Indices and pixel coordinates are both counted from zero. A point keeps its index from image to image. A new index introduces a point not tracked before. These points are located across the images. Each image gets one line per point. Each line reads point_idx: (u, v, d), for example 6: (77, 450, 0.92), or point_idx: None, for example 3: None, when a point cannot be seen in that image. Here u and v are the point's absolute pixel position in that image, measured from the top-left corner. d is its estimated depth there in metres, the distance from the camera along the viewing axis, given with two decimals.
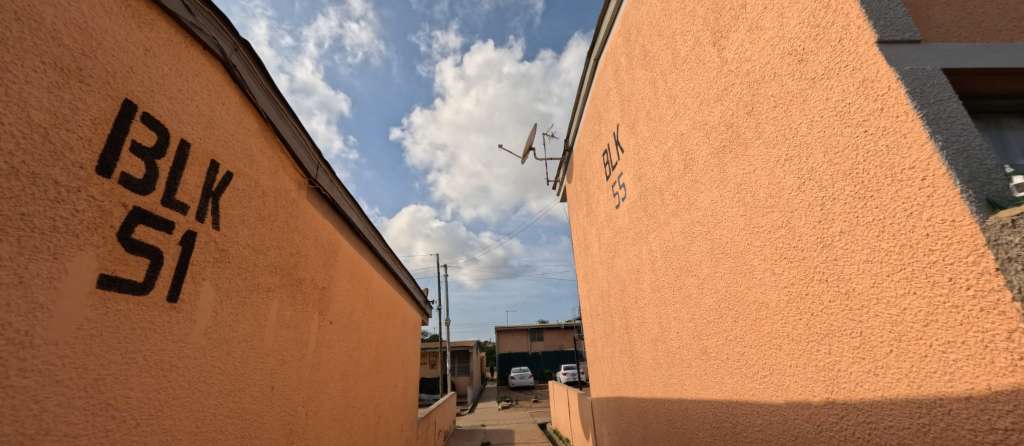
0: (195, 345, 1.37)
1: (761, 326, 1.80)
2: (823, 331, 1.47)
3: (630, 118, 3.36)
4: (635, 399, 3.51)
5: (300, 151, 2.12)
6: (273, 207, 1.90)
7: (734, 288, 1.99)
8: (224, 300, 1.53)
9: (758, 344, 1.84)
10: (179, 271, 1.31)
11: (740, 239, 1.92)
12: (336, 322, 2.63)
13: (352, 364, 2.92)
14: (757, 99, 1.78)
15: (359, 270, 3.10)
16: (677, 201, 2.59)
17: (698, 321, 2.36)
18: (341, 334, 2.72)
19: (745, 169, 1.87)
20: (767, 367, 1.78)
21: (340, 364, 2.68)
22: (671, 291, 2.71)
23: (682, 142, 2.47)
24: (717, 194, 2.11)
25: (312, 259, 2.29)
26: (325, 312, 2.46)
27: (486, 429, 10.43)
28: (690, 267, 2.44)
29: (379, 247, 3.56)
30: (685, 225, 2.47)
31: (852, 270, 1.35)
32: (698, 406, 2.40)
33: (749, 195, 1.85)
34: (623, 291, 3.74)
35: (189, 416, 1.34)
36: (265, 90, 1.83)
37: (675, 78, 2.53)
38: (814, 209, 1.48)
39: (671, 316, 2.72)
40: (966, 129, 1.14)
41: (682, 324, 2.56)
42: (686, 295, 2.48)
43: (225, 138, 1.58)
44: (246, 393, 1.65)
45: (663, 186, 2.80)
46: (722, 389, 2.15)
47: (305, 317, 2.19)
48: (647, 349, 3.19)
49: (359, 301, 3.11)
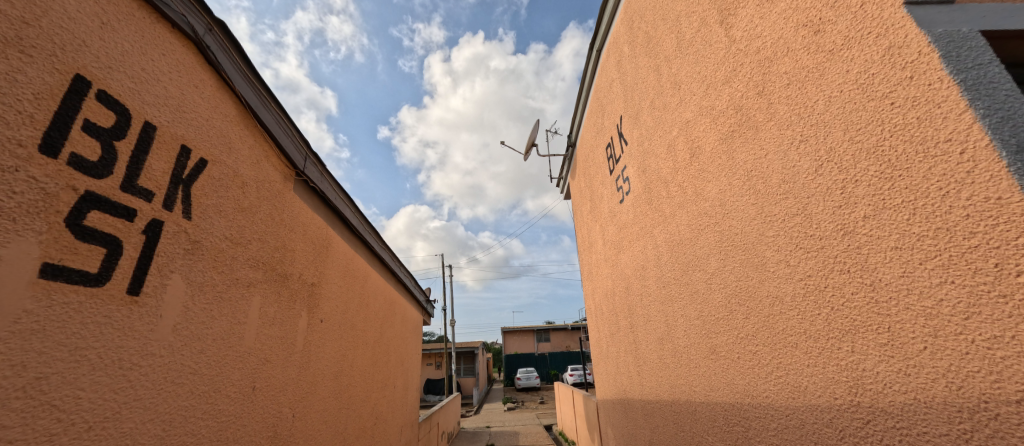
0: (161, 342, 1.28)
1: (775, 322, 1.67)
2: (845, 327, 1.34)
3: (634, 109, 3.25)
4: (641, 401, 3.38)
5: (285, 141, 2.02)
6: (254, 198, 1.79)
7: (746, 282, 1.87)
8: (197, 294, 1.43)
9: (771, 342, 1.71)
10: (142, 262, 1.22)
11: (751, 230, 1.80)
12: (326, 320, 2.52)
13: (345, 363, 2.80)
14: (769, 78, 1.66)
15: (352, 267, 3.00)
16: (683, 192, 2.47)
17: (706, 318, 2.23)
18: (333, 333, 2.61)
19: (757, 153, 1.75)
20: (782, 367, 1.65)
21: (332, 364, 2.57)
22: (677, 288, 2.59)
23: (688, 129, 2.36)
24: (726, 182, 1.99)
25: (299, 254, 2.18)
26: (315, 310, 2.36)
27: (490, 431, 10.30)
28: (697, 261, 2.31)
29: (375, 244, 3.45)
30: (692, 217, 2.35)
31: (878, 258, 1.22)
32: (707, 410, 2.28)
33: (760, 182, 1.73)
34: (628, 289, 3.62)
35: (154, 418, 1.24)
36: (244, 74, 1.73)
37: (680, 63, 2.41)
38: (833, 194, 1.36)
39: (678, 313, 2.60)
40: (1011, 95, 1.01)
41: (690, 321, 2.44)
42: (694, 291, 2.36)
43: (200, 124, 1.49)
44: (223, 394, 1.55)
45: (668, 177, 2.68)
46: (732, 391, 2.03)
47: (292, 315, 2.09)
48: (653, 350, 3.06)
49: (353, 300, 3.00)
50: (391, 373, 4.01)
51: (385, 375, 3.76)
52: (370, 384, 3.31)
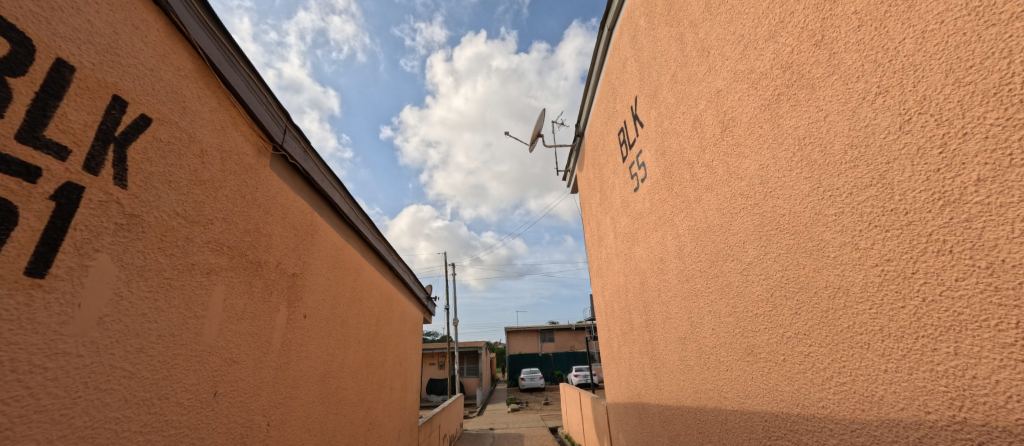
0: (78, 339, 1.03)
1: (838, 318, 1.40)
2: (946, 323, 1.07)
3: (651, 86, 2.97)
4: (658, 406, 3.10)
5: (258, 108, 1.75)
6: (218, 171, 1.53)
7: (795, 272, 1.59)
8: (135, 280, 1.17)
9: (831, 342, 1.43)
10: (46, 235, 0.97)
11: (803, 209, 1.53)
12: (311, 315, 2.25)
13: (334, 364, 2.53)
14: (830, 24, 1.38)
15: (342, 257, 2.73)
16: (711, 172, 2.19)
17: (741, 315, 1.95)
18: (319, 330, 2.34)
19: (812, 117, 1.47)
20: (847, 372, 1.37)
21: (318, 365, 2.31)
22: (703, 282, 2.32)
23: (718, 100, 2.08)
24: (769, 156, 1.71)
25: (277, 239, 1.91)
26: (298, 304, 2.10)
27: (493, 433, 10.03)
28: (730, 250, 2.04)
29: (368, 234, 3.17)
30: (723, 200, 2.07)
31: (1002, 232, 0.96)
32: (741, 420, 2.00)
33: (816, 151, 1.45)
34: (643, 284, 3.34)
35: (68, 434, 1.01)
36: (202, 22, 1.47)
37: (709, 26, 2.13)
38: (928, 154, 1.09)
39: (704, 309, 2.32)
40: None
41: (720, 318, 2.16)
42: (726, 284, 2.08)
43: (142, 73, 1.23)
44: (173, 402, 1.29)
45: (692, 157, 2.40)
46: (774, 399, 1.75)
47: (267, 309, 1.83)
48: (673, 350, 2.79)
49: (343, 294, 2.72)
50: (388, 374, 3.75)
51: (381, 376, 3.49)
52: (364, 386, 3.06)
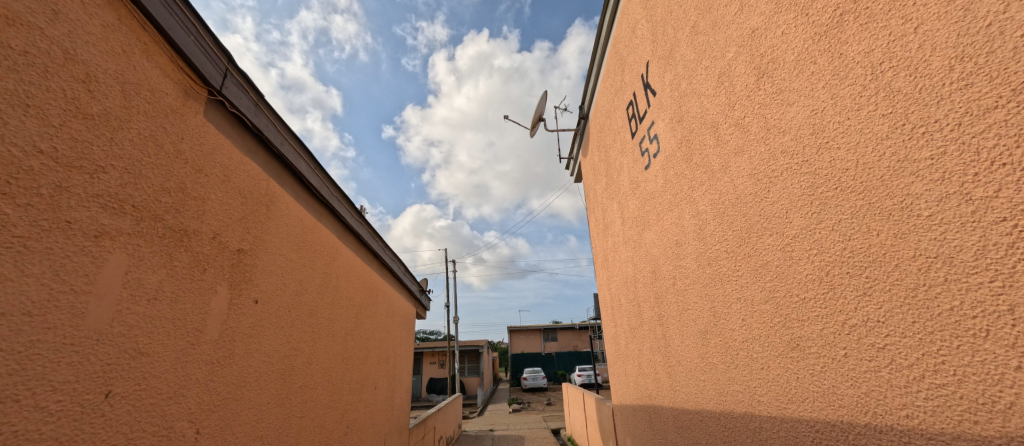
0: None
1: (932, 296, 1.06)
2: None
3: (665, 47, 2.63)
4: (672, 410, 2.75)
5: (178, 38, 1.45)
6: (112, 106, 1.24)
7: (862, 241, 1.24)
8: None
9: (920, 330, 1.09)
10: None
11: (876, 158, 1.18)
12: (267, 301, 1.91)
13: (301, 360, 2.20)
14: None
15: (312, 238, 2.39)
16: (741, 132, 1.84)
17: (783, 300, 1.61)
18: (280, 319, 2.01)
19: (893, 35, 1.13)
20: (948, 370, 1.04)
21: (277, 360, 1.97)
22: (730, 264, 1.97)
23: (752, 43, 1.74)
24: (824, 98, 1.36)
25: (213, 205, 1.59)
26: (246, 287, 1.76)
27: (493, 434, 9.68)
28: (766, 223, 1.69)
29: (346, 214, 2.84)
30: (757, 163, 1.73)
31: None
32: (781, 429, 1.65)
33: (900, 79, 1.12)
34: (655, 273, 2.99)
35: None
36: None
37: None
38: None
39: (732, 297, 1.97)
40: None
41: (753, 306, 1.81)
42: (762, 264, 1.73)
43: None
44: None
45: (715, 119, 2.06)
46: (828, 404, 1.41)
47: (199, 289, 1.50)
48: (691, 346, 2.44)
49: (314, 280, 2.38)
50: (373, 373, 3.40)
51: (363, 374, 3.15)
52: (340, 386, 2.72)
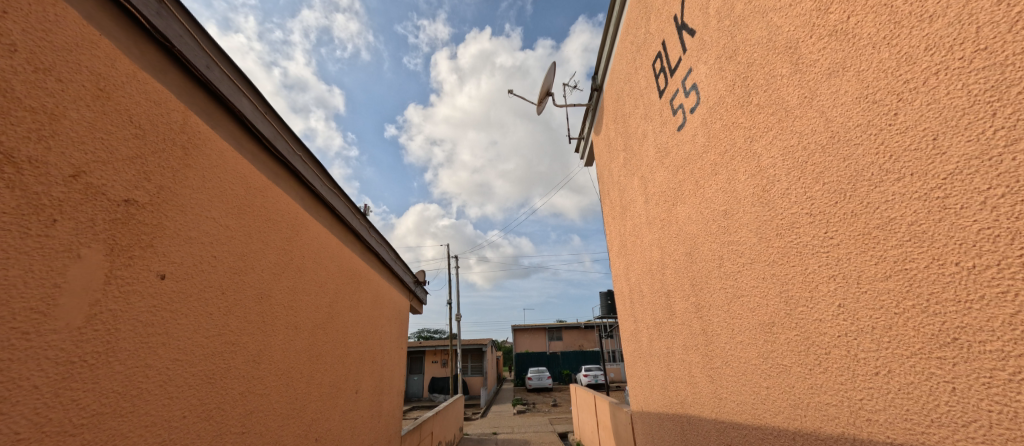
0: None
1: None
2: None
3: None
4: (715, 422, 2.24)
5: None
6: None
7: None
8: None
9: None
10: None
11: None
12: (184, 276, 1.44)
13: (246, 357, 1.71)
14: None
15: (263, 202, 1.91)
16: (834, 47, 1.34)
17: (919, 273, 1.11)
18: (208, 303, 1.53)
19: None
20: None
21: (202, 357, 1.50)
22: (814, 230, 1.47)
23: None
24: None
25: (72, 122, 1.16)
26: (140, 256, 1.31)
27: (497, 438, 9.17)
28: (884, 164, 1.19)
29: (313, 179, 2.36)
30: (868, 81, 1.22)
31: None
32: None
33: None
34: (690, 255, 2.48)
35: None
36: None
37: None
38: None
39: (815, 275, 1.47)
40: None
41: (855, 285, 1.31)
42: (874, 225, 1.23)
43: None
44: None
45: (787, 41, 1.55)
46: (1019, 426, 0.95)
47: (36, 256, 1.07)
48: (746, 342, 1.93)
49: (268, 257, 1.90)
50: (357, 373, 2.90)
51: (342, 374, 2.66)
52: (309, 390, 2.22)
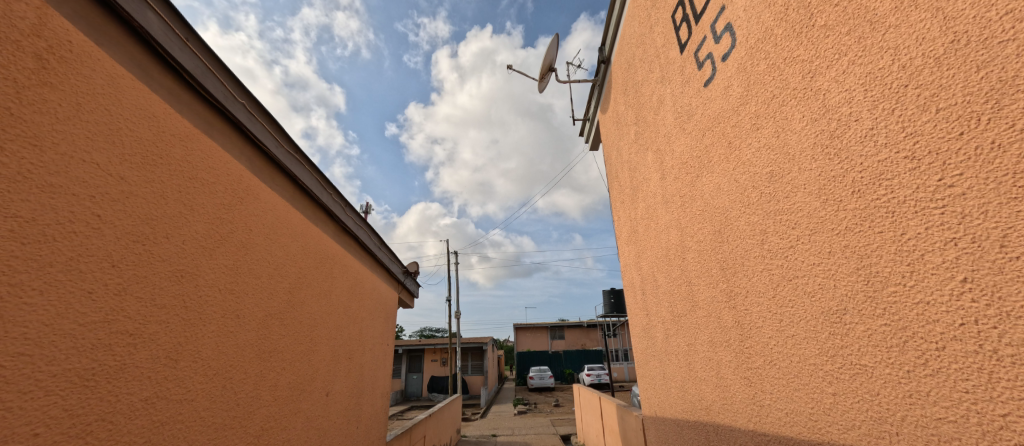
0: None
1: None
2: None
3: None
4: (753, 434, 1.86)
5: None
6: None
7: None
8: None
9: None
10: None
11: None
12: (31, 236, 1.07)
13: (149, 350, 1.33)
14: None
15: (183, 154, 1.52)
16: None
17: None
18: (77, 275, 1.15)
19: None
20: None
21: (66, 348, 1.12)
22: (914, 181, 1.08)
23: None
24: None
25: None
26: None
27: (496, 440, 8.80)
28: None
29: (263, 136, 1.95)
30: None
31: None
32: None
33: None
34: (719, 234, 2.10)
35: None
36: None
37: None
38: None
39: (917, 243, 1.08)
40: None
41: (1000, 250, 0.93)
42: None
43: None
44: None
45: None
46: None
47: None
48: (798, 336, 1.54)
49: (192, 224, 1.51)
50: (329, 372, 2.50)
51: (309, 372, 2.26)
52: (260, 392, 1.82)
